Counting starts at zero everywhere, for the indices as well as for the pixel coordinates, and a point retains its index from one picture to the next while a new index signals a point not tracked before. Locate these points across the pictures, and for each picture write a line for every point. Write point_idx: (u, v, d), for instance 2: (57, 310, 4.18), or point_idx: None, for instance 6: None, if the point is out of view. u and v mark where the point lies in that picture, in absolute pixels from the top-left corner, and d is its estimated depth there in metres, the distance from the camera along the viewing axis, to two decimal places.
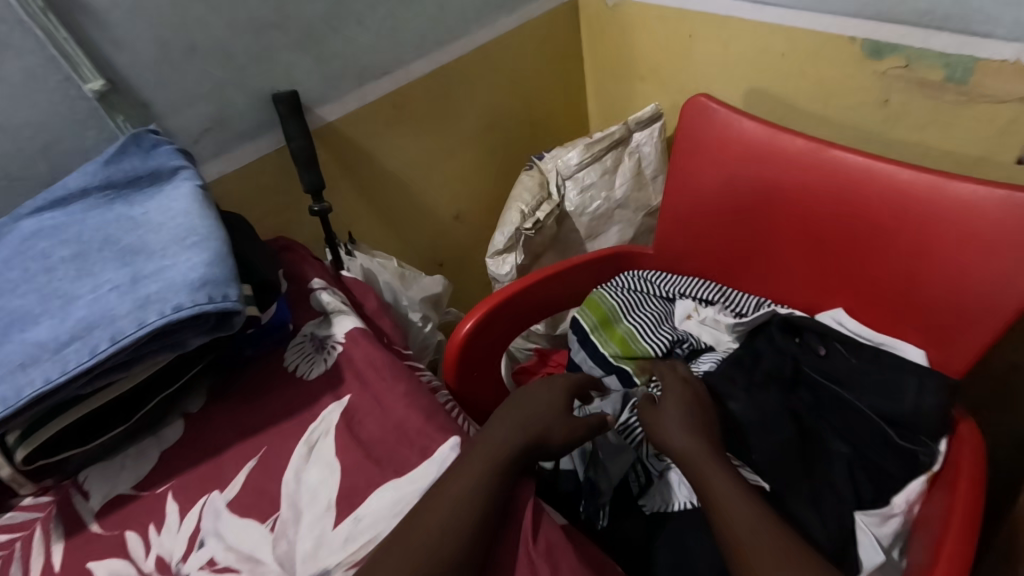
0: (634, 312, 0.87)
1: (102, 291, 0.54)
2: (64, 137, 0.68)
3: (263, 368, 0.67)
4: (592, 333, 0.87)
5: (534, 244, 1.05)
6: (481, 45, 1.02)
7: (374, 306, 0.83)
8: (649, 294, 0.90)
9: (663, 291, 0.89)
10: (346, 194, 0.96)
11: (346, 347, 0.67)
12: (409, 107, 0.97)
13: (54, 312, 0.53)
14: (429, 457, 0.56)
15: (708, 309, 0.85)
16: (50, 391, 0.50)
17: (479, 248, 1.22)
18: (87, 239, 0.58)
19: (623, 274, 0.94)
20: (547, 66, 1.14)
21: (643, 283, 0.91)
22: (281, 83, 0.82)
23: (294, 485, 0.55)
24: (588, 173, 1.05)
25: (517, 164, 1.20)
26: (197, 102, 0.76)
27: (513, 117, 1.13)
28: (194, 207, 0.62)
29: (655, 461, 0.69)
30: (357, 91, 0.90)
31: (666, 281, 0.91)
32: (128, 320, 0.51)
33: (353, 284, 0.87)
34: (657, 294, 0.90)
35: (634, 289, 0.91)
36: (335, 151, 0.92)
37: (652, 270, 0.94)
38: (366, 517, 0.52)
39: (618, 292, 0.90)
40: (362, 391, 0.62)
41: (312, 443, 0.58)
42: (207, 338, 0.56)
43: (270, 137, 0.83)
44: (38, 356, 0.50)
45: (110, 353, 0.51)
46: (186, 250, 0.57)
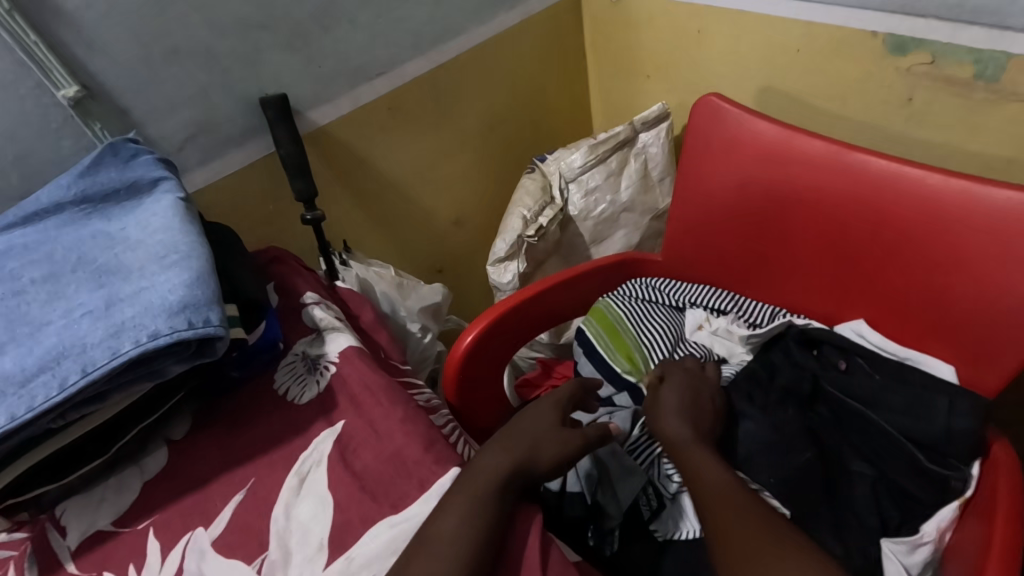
0: (644, 323, 0.83)
1: (74, 317, 0.50)
2: (38, 147, 0.64)
3: (251, 391, 0.63)
4: (599, 345, 0.83)
5: (537, 250, 1.01)
6: (479, 43, 0.97)
7: (370, 319, 0.79)
8: (657, 304, 0.86)
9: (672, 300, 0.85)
10: (341, 201, 0.92)
11: (339, 368, 0.63)
12: (405, 109, 0.93)
13: (21, 340, 0.49)
14: (428, 490, 0.52)
15: (720, 319, 0.81)
16: (16, 427, 0.46)
17: (479, 253, 1.18)
18: (59, 258, 0.55)
19: (630, 282, 0.90)
20: (550, 64, 1.09)
21: (652, 292, 0.87)
22: (270, 86, 0.78)
23: (283, 521, 0.52)
24: (592, 176, 1.01)
25: (518, 166, 1.16)
26: (180, 108, 0.71)
27: (513, 117, 1.09)
28: (175, 222, 0.58)
29: (666, 483, 0.64)
30: (350, 94, 0.86)
31: (675, 289, 0.87)
32: (100, 349, 0.47)
33: (348, 296, 0.83)
34: (665, 304, 0.86)
35: (641, 298, 0.87)
36: (328, 157, 0.88)
37: (660, 279, 0.91)
38: (360, 557, 0.48)
39: (625, 301, 0.86)
40: (356, 416, 0.59)
41: (303, 474, 0.55)
42: (189, 365, 0.52)
43: (259, 144, 0.79)
44: (3, 390, 0.46)
45: (81, 386, 0.47)
46: (164, 270, 0.53)
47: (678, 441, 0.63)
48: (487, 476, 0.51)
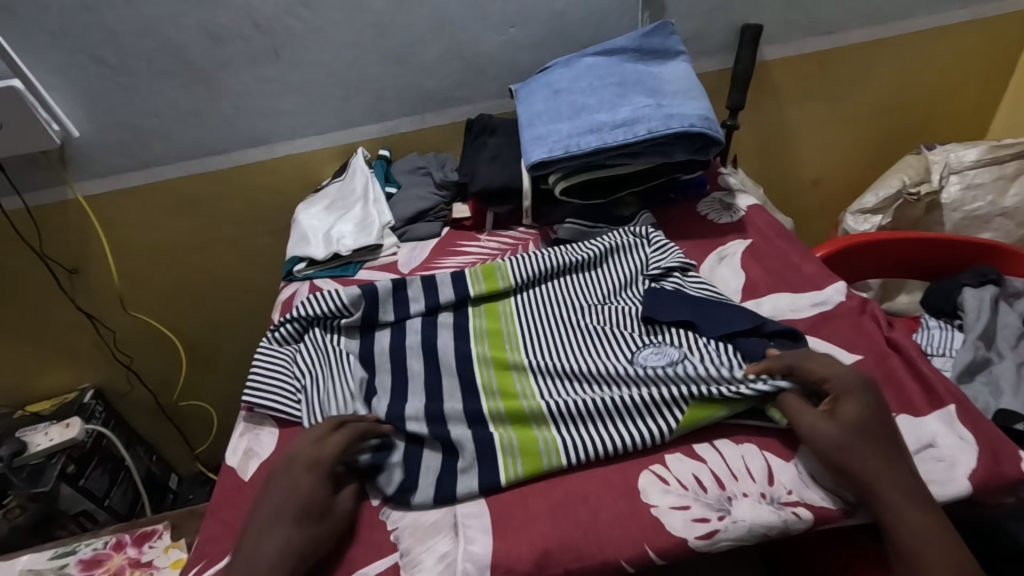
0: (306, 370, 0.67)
1: (640, 105, 0.80)
2: (610, 18, 0.98)
3: (682, 208, 0.89)
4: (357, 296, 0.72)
5: (907, 212, 1.11)
6: (923, 29, 1.09)
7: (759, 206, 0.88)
8: (315, 368, 0.67)
9: (304, 371, 0.67)
10: (748, 125, 1.16)
11: (748, 213, 0.86)
12: (832, 66, 1.11)
13: (607, 109, 0.81)
14: (822, 288, 0.71)
15: None
16: (599, 150, 0.78)
17: (820, 217, 1.33)
18: (626, 75, 0.86)
19: (347, 362, 0.67)
20: (976, 65, 1.15)
21: (314, 363, 0.68)
22: (752, 18, 1.02)
23: (709, 273, 0.77)
24: (980, 174, 1.07)
25: (893, 149, 1.26)
26: (691, 17, 1.01)
27: (915, 102, 1.19)
28: (695, 76, 0.85)
29: None
30: (800, 41, 1.07)
31: (314, 357, 0.68)
32: (658, 124, 0.77)
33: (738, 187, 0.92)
34: (300, 373, 0.67)
35: (320, 356, 0.68)
36: (760, 83, 1.11)
37: (314, 355, 0.68)
38: (766, 303, 0.71)
39: (315, 355, 0.68)
40: (760, 237, 0.81)
41: (722, 255, 0.79)
42: (686, 157, 0.80)
43: (722, 58, 1.06)
44: (600, 128, 0.79)
45: (640, 140, 0.77)
46: (693, 98, 0.81)
47: (844, 440, 0.50)
48: (855, 296, 0.69)
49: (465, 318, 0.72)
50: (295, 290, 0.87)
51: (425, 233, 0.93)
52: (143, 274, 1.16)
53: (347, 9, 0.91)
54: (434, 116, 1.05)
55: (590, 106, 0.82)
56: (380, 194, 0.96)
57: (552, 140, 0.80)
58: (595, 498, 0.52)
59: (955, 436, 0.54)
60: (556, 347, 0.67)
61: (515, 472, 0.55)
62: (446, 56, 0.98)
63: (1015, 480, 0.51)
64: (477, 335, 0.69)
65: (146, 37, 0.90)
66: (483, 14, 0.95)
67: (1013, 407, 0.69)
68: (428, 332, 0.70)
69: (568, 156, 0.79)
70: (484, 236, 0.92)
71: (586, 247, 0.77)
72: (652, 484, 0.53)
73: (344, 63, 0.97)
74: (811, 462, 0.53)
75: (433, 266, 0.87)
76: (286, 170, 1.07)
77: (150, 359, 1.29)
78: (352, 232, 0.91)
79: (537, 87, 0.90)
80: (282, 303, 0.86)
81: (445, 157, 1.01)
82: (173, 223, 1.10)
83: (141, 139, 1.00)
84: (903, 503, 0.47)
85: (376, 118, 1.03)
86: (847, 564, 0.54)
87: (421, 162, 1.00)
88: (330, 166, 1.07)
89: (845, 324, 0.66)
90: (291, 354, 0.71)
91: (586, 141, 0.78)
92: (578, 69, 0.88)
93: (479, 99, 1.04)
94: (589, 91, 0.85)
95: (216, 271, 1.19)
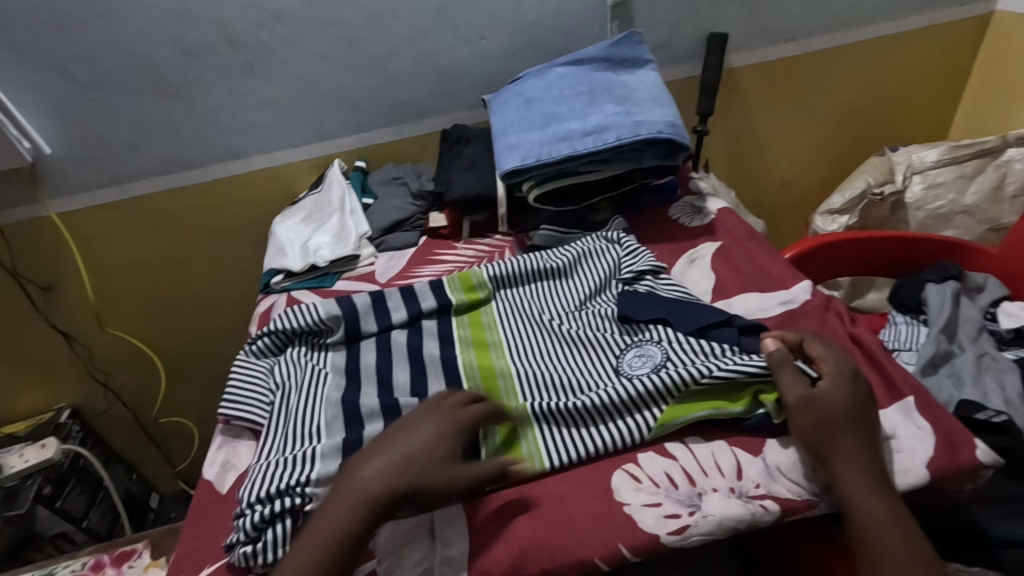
0: (282, 382, 0.68)
1: (609, 113, 0.82)
2: (580, 28, 1.00)
3: (655, 213, 0.91)
4: (338, 306, 0.72)
5: (872, 212, 1.15)
6: (881, 35, 1.13)
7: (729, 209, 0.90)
8: (293, 380, 0.67)
9: (281, 382, 0.67)
10: (718, 132, 1.19)
11: (718, 217, 0.88)
12: (797, 72, 1.14)
13: (577, 117, 0.83)
14: (788, 288, 0.73)
15: None
16: (569, 157, 0.80)
17: (792, 219, 1.37)
18: (595, 83, 0.87)
19: (325, 373, 0.67)
20: (936, 67, 1.20)
21: (292, 374, 0.68)
22: (717, 27, 1.05)
23: (680, 275, 0.79)
24: (942, 173, 1.10)
25: (860, 151, 1.29)
26: (659, 27, 1.03)
27: (878, 106, 1.23)
28: (663, 84, 0.87)
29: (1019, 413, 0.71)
30: (765, 49, 1.10)
31: (293, 369, 0.69)
32: (627, 131, 0.79)
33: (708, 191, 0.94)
34: (277, 384, 0.68)
35: (299, 367, 0.69)
36: (728, 90, 1.14)
37: (293, 367, 0.69)
38: (735, 304, 0.73)
39: (295, 367, 0.69)
40: (729, 240, 0.83)
41: (692, 258, 0.81)
42: (655, 163, 0.82)
43: (690, 66, 1.09)
44: (570, 136, 0.80)
45: (610, 147, 0.79)
46: (660, 105, 0.83)
47: (821, 422, 0.52)
48: (819, 293, 0.71)
49: (447, 326, 0.73)
50: (272, 302, 0.87)
51: (402, 243, 0.94)
52: (119, 290, 1.15)
53: (319, 23, 0.92)
54: (409, 127, 1.06)
55: (560, 115, 0.84)
56: (356, 205, 0.97)
57: (524, 149, 0.81)
58: (570, 499, 0.53)
59: (913, 426, 0.56)
60: (536, 351, 0.68)
61: (497, 475, 0.55)
62: (419, 68, 0.99)
63: (971, 467, 0.53)
64: (462, 344, 0.70)
65: (117, 54, 0.90)
66: (455, 27, 0.96)
67: (974, 398, 0.71)
68: (411, 342, 0.71)
69: (540, 164, 0.80)
70: (461, 243, 0.93)
71: (558, 254, 0.79)
72: (622, 481, 0.54)
73: (318, 76, 0.97)
74: (777, 455, 0.54)
75: (410, 275, 0.87)
76: (263, 183, 1.07)
77: (128, 376, 1.28)
78: (329, 243, 0.92)
79: (510, 97, 0.91)
80: (259, 315, 0.86)
81: (421, 167, 1.02)
82: (149, 238, 1.10)
83: (115, 154, 0.99)
84: (864, 494, 0.49)
85: (352, 129, 1.04)
86: (818, 556, 0.56)
87: (398, 172, 1.01)
88: (307, 178, 1.08)
89: (810, 321, 0.68)
90: (269, 366, 0.71)
91: (556, 149, 0.80)
92: (549, 79, 0.90)
93: (453, 109, 1.05)
94: (560, 100, 0.86)
95: (194, 285, 1.18)
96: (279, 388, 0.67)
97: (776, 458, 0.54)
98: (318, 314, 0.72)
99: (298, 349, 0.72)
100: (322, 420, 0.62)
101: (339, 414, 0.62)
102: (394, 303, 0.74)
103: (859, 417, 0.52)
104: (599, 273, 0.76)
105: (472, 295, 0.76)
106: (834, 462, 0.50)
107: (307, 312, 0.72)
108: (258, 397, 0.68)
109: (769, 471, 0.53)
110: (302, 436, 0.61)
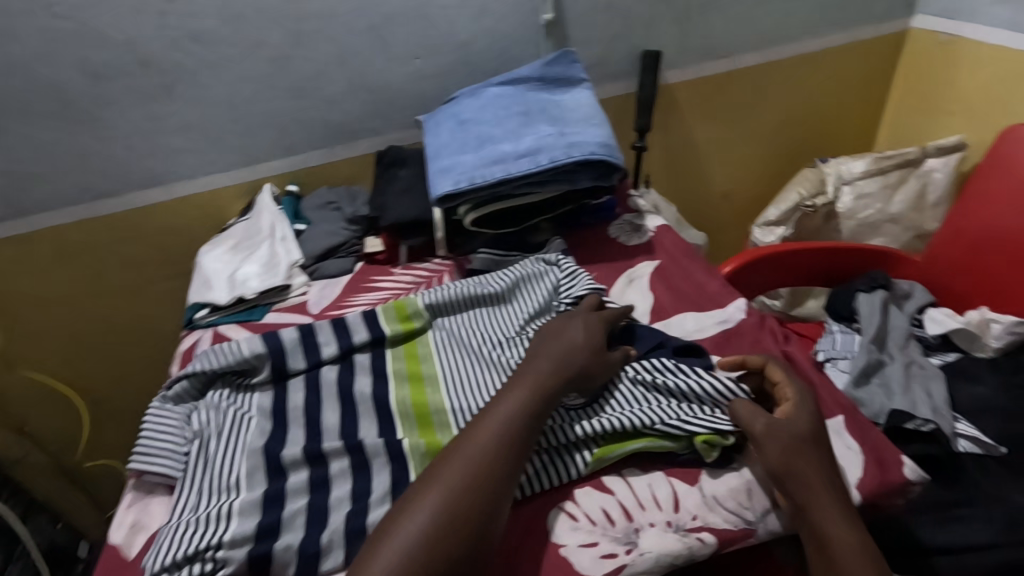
0: (201, 429, 0.63)
1: (543, 135, 0.81)
2: (515, 46, 0.99)
3: (595, 232, 0.90)
4: (262, 345, 0.68)
5: (806, 222, 1.18)
6: (808, 52, 1.17)
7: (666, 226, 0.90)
8: (212, 427, 0.63)
9: (200, 430, 0.63)
10: (658, 147, 1.20)
11: (656, 234, 0.88)
12: (730, 87, 1.17)
13: (511, 139, 0.82)
14: (723, 307, 0.73)
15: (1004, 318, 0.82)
16: (504, 181, 0.78)
17: (734, 229, 1.40)
18: (529, 104, 0.86)
19: (248, 419, 0.63)
20: (860, 82, 1.25)
21: (211, 420, 0.64)
22: (651, 45, 1.06)
23: (619, 296, 0.78)
24: (870, 183, 1.13)
25: (794, 163, 1.33)
26: (594, 44, 1.04)
27: (808, 119, 1.27)
28: (597, 104, 0.87)
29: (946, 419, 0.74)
30: (698, 65, 1.12)
31: (214, 414, 0.64)
32: (560, 153, 0.78)
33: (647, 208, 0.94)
34: (195, 432, 0.63)
35: (219, 412, 0.64)
36: (665, 107, 1.15)
37: (213, 413, 0.64)
38: (673, 325, 0.73)
39: (216, 412, 0.64)
40: (666, 257, 0.83)
41: (631, 278, 0.81)
42: (591, 184, 0.82)
43: (627, 83, 1.10)
44: (505, 159, 0.79)
45: (545, 169, 0.78)
46: (594, 125, 0.83)
47: (781, 442, 0.52)
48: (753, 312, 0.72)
49: (382, 360, 0.70)
50: (196, 339, 0.82)
51: (338, 270, 0.90)
52: (32, 327, 1.07)
53: (242, 44, 0.88)
54: (344, 148, 1.02)
55: (494, 137, 0.83)
56: (287, 232, 0.92)
57: (458, 172, 0.79)
58: (508, 543, 0.51)
59: (845, 446, 0.56)
60: (473, 385, 0.66)
61: None
62: (351, 89, 0.96)
63: (899, 485, 0.54)
64: (395, 379, 0.67)
65: (17, 77, 0.83)
66: (386, 46, 0.94)
67: (904, 407, 0.73)
68: (344, 379, 0.67)
69: (475, 188, 0.78)
70: (398, 269, 0.90)
71: (496, 279, 0.77)
72: (559, 520, 0.52)
73: (244, 98, 0.93)
74: (713, 485, 0.54)
75: (345, 304, 0.84)
76: (188, 210, 1.01)
77: (46, 418, 1.18)
78: (258, 273, 0.87)
79: (444, 118, 0.89)
80: (182, 354, 0.80)
81: (357, 190, 0.98)
82: (64, 272, 1.02)
83: (20, 183, 0.92)
84: (827, 513, 0.49)
85: (282, 152, 1.00)
86: None
87: (332, 196, 0.98)
88: (236, 204, 1.03)
89: (745, 341, 0.69)
90: (189, 412, 0.66)
91: (490, 172, 0.78)
92: (483, 99, 0.89)
93: (389, 129, 1.02)
94: (494, 121, 0.85)
95: (117, 319, 1.10)
96: (197, 436, 0.62)
97: (714, 487, 0.53)
98: (239, 355, 0.67)
99: (219, 392, 0.67)
100: (244, 470, 0.58)
101: (263, 464, 0.58)
102: (324, 338, 0.70)
103: (817, 439, 0.53)
104: (539, 296, 0.74)
105: (408, 325, 0.73)
106: (796, 483, 0.50)
107: (229, 353, 0.68)
108: (176, 447, 0.63)
109: (707, 502, 0.52)
110: (222, 490, 0.57)
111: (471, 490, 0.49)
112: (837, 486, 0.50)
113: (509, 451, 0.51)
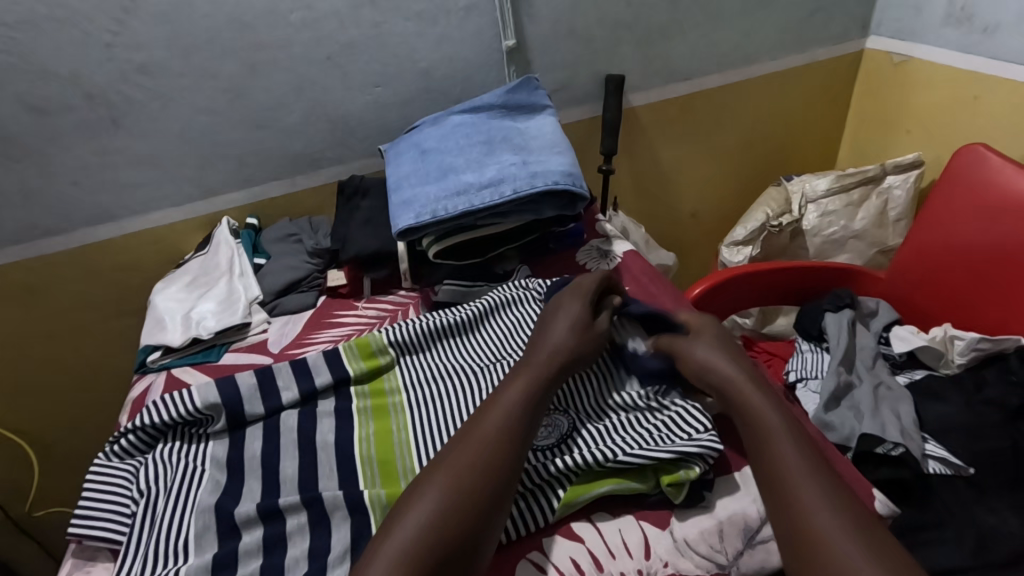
0: (148, 487, 0.59)
1: (505, 164, 0.80)
2: (477, 73, 0.98)
3: (563, 258, 0.89)
4: (215, 390, 0.64)
5: (772, 241, 1.19)
6: (767, 73, 1.19)
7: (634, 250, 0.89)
8: (160, 484, 0.59)
9: (147, 488, 0.59)
10: (624, 169, 1.21)
11: (623, 260, 0.87)
12: (693, 109, 1.18)
13: (474, 169, 0.80)
14: None
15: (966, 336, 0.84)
16: (467, 212, 0.77)
17: (704, 247, 1.40)
18: (492, 132, 0.85)
19: (198, 474, 0.59)
20: (819, 101, 1.27)
21: (160, 477, 0.60)
22: (614, 68, 1.07)
23: None
24: (833, 201, 1.15)
25: (760, 181, 1.35)
26: (557, 69, 1.03)
27: (771, 138, 1.29)
28: (560, 131, 0.86)
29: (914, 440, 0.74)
30: (662, 88, 1.13)
31: (162, 471, 0.61)
32: (523, 183, 0.77)
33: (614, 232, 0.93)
34: (143, 490, 0.59)
35: (168, 468, 0.61)
36: (630, 129, 1.15)
37: (161, 468, 0.61)
38: None
39: (164, 467, 0.61)
40: (634, 285, 0.82)
41: None
42: (556, 213, 0.81)
43: (592, 106, 1.10)
44: (467, 190, 0.78)
45: (508, 200, 0.77)
46: (557, 153, 0.82)
47: (765, 426, 0.53)
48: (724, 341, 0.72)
49: (344, 403, 0.67)
50: (149, 383, 0.78)
51: (300, 305, 0.87)
52: None
53: (194, 75, 0.86)
54: (305, 178, 1.00)
55: (456, 167, 0.81)
56: (246, 266, 0.89)
57: (419, 204, 0.78)
58: None
59: None
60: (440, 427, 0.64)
61: None
62: (310, 118, 0.94)
63: None
64: (359, 423, 0.65)
65: None
66: (345, 75, 0.92)
67: (873, 430, 0.73)
68: (303, 426, 0.64)
69: (437, 221, 0.77)
70: (362, 302, 0.87)
71: (464, 311, 0.75)
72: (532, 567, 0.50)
73: (198, 129, 0.90)
74: (684, 528, 0.52)
75: (307, 342, 0.81)
76: (142, 246, 0.97)
77: None
78: (215, 311, 0.84)
79: (406, 148, 0.88)
80: (133, 402, 0.76)
81: (319, 222, 0.96)
82: (10, 313, 0.97)
83: None
84: (815, 497, 0.47)
85: (241, 184, 0.97)
86: None
87: (292, 228, 0.95)
88: (193, 238, 0.99)
89: None
90: (138, 468, 0.62)
91: (452, 204, 0.77)
92: (445, 128, 0.87)
93: (351, 158, 1.00)
94: (456, 150, 0.84)
95: (67, 360, 1.05)
96: (144, 495, 0.59)
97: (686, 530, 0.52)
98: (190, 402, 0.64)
99: (168, 445, 0.63)
100: (194, 531, 0.55)
101: (214, 523, 0.55)
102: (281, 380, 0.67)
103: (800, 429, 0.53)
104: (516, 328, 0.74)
105: (373, 359, 0.71)
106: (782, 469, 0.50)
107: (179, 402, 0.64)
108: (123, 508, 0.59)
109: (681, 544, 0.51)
110: (169, 554, 0.54)
111: (475, 473, 0.50)
112: (825, 472, 0.49)
113: (514, 442, 0.52)
